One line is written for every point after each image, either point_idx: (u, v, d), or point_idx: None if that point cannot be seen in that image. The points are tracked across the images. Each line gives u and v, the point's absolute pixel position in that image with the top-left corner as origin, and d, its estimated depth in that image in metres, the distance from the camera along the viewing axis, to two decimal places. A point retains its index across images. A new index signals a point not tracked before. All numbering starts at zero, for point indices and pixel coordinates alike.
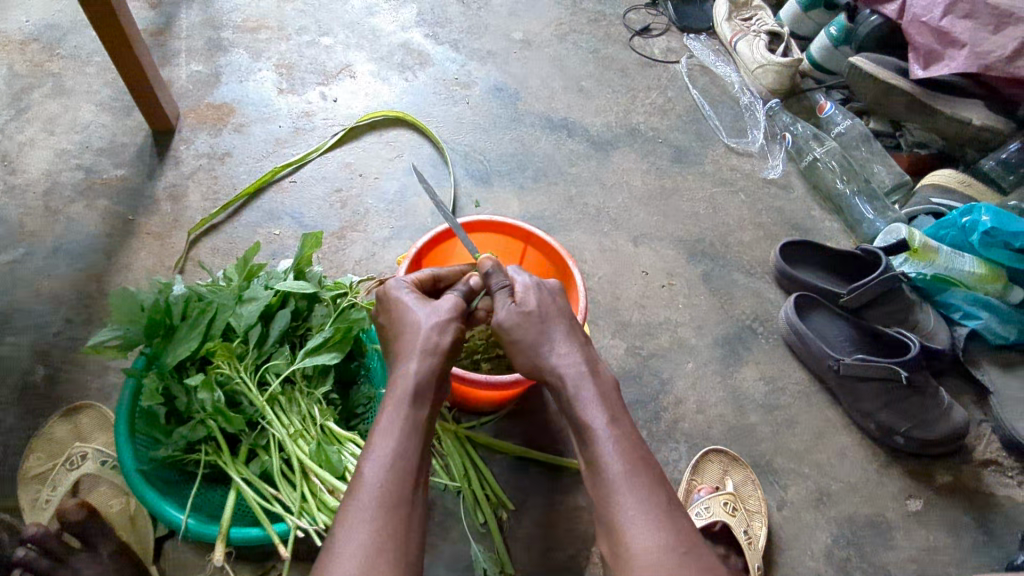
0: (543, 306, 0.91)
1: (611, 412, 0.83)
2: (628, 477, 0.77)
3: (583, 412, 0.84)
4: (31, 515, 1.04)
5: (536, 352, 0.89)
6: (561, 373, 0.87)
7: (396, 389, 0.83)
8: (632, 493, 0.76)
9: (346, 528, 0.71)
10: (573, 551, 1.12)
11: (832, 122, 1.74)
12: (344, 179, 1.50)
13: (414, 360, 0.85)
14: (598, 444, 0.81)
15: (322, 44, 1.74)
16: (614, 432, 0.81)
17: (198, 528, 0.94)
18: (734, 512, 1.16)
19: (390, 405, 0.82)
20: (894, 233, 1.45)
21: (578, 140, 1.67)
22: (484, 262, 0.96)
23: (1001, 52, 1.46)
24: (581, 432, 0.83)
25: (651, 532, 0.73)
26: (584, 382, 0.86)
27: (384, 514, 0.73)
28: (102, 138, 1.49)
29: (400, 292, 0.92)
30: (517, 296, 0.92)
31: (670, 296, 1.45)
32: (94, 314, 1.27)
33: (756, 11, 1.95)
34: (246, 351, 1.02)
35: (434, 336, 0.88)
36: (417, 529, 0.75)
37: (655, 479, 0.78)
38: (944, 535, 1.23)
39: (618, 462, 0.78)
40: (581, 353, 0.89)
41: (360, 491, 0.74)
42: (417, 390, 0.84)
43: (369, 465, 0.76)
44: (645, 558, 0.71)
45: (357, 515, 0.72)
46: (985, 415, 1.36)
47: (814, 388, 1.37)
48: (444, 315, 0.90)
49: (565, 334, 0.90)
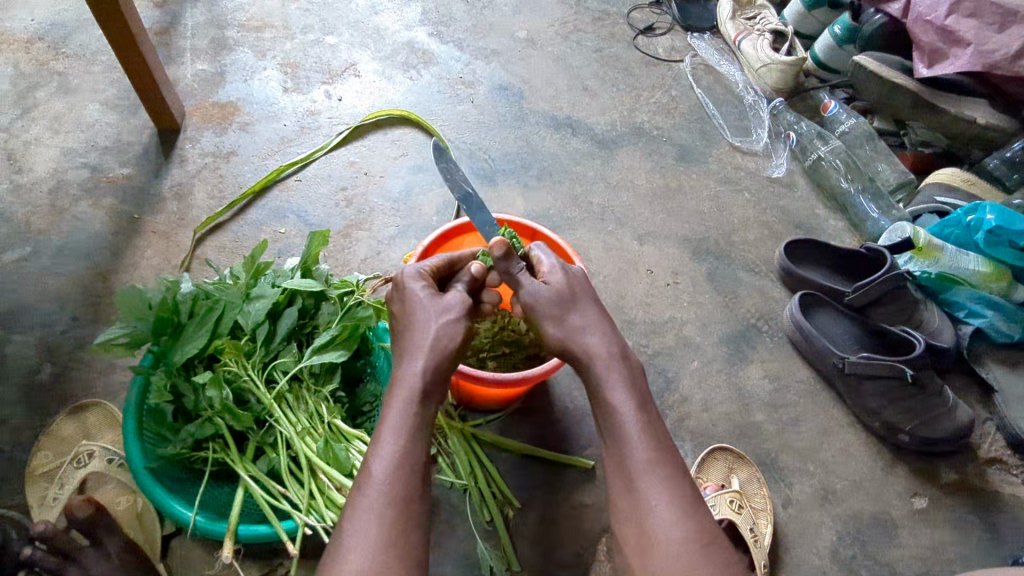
0: (570, 285, 0.92)
1: (636, 399, 0.83)
2: (651, 466, 0.77)
3: (608, 398, 0.84)
4: (39, 513, 1.04)
5: (568, 327, 0.89)
6: (590, 353, 0.88)
7: (406, 386, 0.83)
8: (655, 482, 0.76)
9: (359, 524, 0.71)
10: (580, 548, 1.13)
11: (836, 121, 1.73)
12: (349, 178, 1.50)
13: (420, 360, 0.85)
14: (622, 430, 0.81)
15: (327, 43, 1.74)
16: (638, 419, 0.81)
17: (206, 525, 0.94)
18: (740, 510, 1.16)
19: (404, 398, 0.82)
20: (898, 232, 1.45)
21: (582, 138, 1.68)
22: (495, 247, 0.91)
23: (1006, 50, 1.46)
24: (606, 417, 0.84)
25: (670, 522, 0.73)
26: (613, 366, 0.86)
27: (393, 511, 0.73)
28: (108, 136, 1.49)
29: (412, 284, 0.92)
30: (544, 276, 0.93)
31: (675, 294, 1.46)
32: (101, 312, 1.27)
33: (760, 10, 1.95)
34: (254, 349, 1.02)
35: (445, 337, 0.88)
36: (423, 524, 0.75)
37: (676, 468, 0.78)
38: (950, 533, 1.23)
39: (640, 451, 0.78)
40: (608, 337, 0.89)
41: (371, 487, 0.74)
42: (422, 386, 0.84)
43: (379, 461, 0.76)
44: (664, 549, 0.71)
45: (368, 512, 0.72)
46: (989, 413, 1.36)
47: (819, 387, 1.38)
48: (454, 314, 0.91)
49: (588, 319, 0.90)
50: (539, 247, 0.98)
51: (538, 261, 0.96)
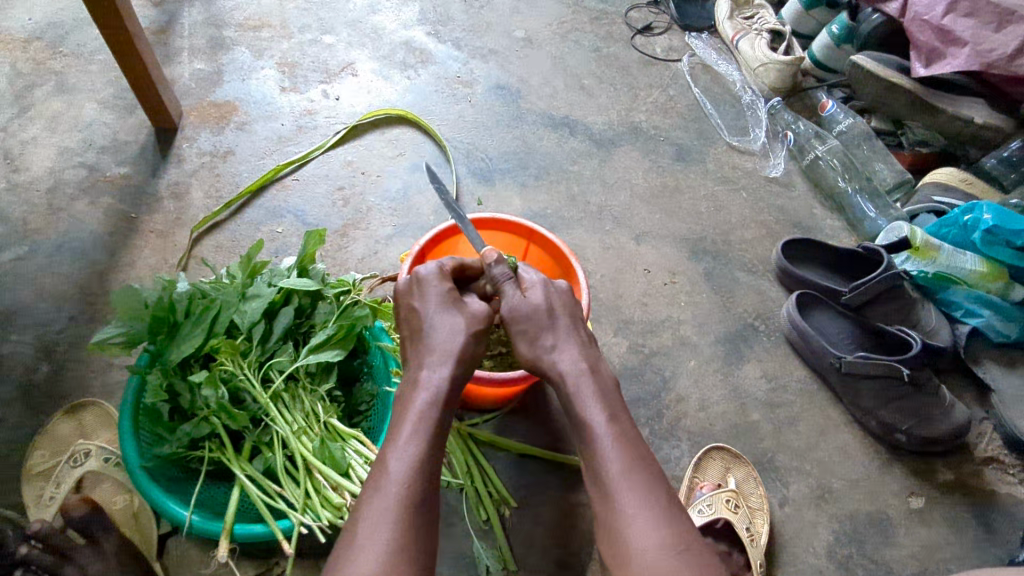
0: (549, 303, 0.94)
1: (608, 410, 0.84)
2: (627, 475, 0.77)
3: (582, 411, 0.85)
4: (35, 512, 1.04)
5: (539, 347, 0.91)
6: (561, 370, 0.90)
7: (427, 394, 0.84)
8: (630, 492, 0.76)
9: (367, 528, 0.71)
10: (577, 548, 1.13)
11: (834, 121, 1.74)
12: (347, 178, 1.50)
13: (446, 369, 0.86)
14: (596, 442, 0.81)
15: (324, 42, 1.74)
16: (612, 429, 0.82)
17: (203, 524, 0.93)
18: (737, 509, 1.16)
19: (420, 406, 0.82)
20: (895, 232, 1.46)
21: (580, 138, 1.67)
22: (487, 253, 0.96)
23: (1003, 51, 1.46)
24: (581, 430, 0.84)
25: (649, 529, 0.73)
26: (583, 380, 0.88)
27: (404, 514, 0.72)
28: (105, 136, 1.49)
29: (432, 285, 0.92)
30: (525, 290, 0.95)
31: (672, 294, 1.46)
32: (98, 311, 1.27)
33: (757, 10, 1.95)
34: (250, 348, 1.02)
35: (471, 346, 0.90)
36: (432, 530, 0.74)
37: (654, 476, 0.78)
38: (946, 533, 1.23)
39: (616, 459, 0.79)
40: (580, 354, 0.91)
41: (381, 490, 0.74)
42: (445, 396, 0.84)
43: (393, 465, 0.76)
44: (643, 557, 0.71)
45: (377, 514, 0.72)
46: (986, 413, 1.36)
47: (817, 386, 1.38)
48: (472, 322, 0.91)
49: (559, 342, 0.92)
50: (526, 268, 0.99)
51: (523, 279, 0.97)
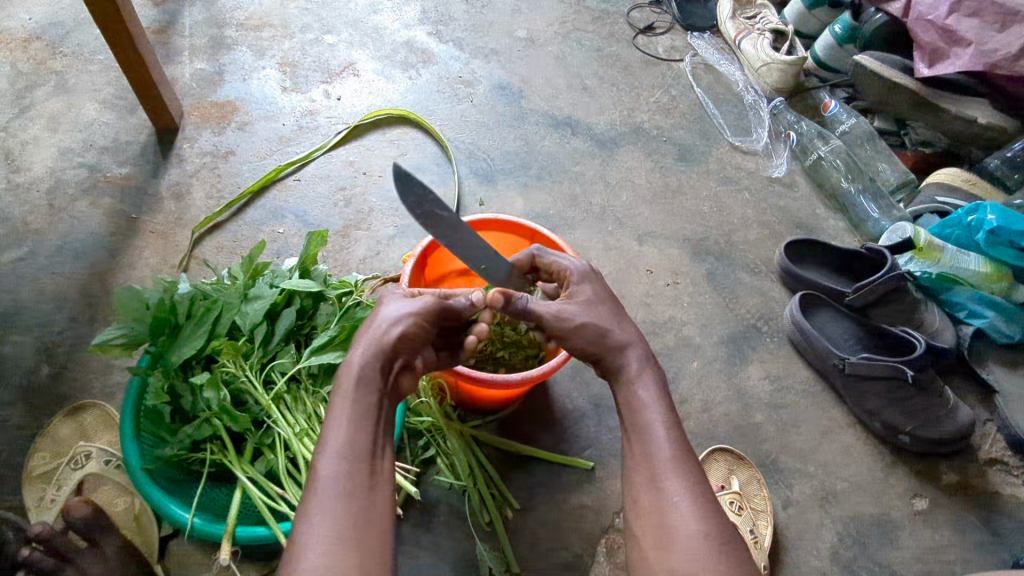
0: (597, 293, 0.92)
1: (663, 398, 0.85)
2: (676, 463, 0.78)
3: (636, 394, 0.85)
4: (36, 515, 1.04)
5: (604, 320, 0.89)
6: (626, 357, 0.88)
7: (345, 378, 0.78)
8: (677, 477, 0.77)
9: (305, 524, 0.68)
10: (579, 550, 1.12)
11: (836, 121, 1.73)
12: (348, 177, 1.50)
13: (359, 349, 0.80)
14: (647, 427, 0.82)
15: (326, 42, 1.74)
16: (665, 418, 0.82)
17: (204, 527, 0.93)
18: (740, 511, 1.16)
19: (339, 393, 0.77)
20: (900, 231, 1.45)
21: (582, 138, 1.67)
22: (494, 297, 0.87)
23: (1007, 51, 1.45)
24: (629, 413, 0.85)
25: (693, 518, 0.74)
26: (646, 367, 0.87)
27: (343, 507, 0.69)
28: (106, 136, 1.48)
29: (389, 297, 0.87)
30: (572, 289, 0.92)
31: (675, 294, 1.45)
32: (98, 313, 1.27)
33: (759, 9, 1.95)
34: (252, 350, 1.02)
35: (386, 327, 0.82)
36: (382, 516, 0.71)
37: (699, 470, 0.79)
38: (950, 535, 1.22)
39: (666, 449, 0.79)
40: (639, 339, 0.90)
41: (315, 485, 0.71)
42: (367, 377, 0.78)
43: (324, 459, 0.72)
44: (688, 542, 0.72)
45: (315, 510, 0.69)
46: (990, 414, 1.36)
47: (820, 387, 1.37)
48: (405, 306, 0.84)
49: (617, 321, 0.90)
50: (546, 253, 0.96)
51: (559, 268, 0.95)
